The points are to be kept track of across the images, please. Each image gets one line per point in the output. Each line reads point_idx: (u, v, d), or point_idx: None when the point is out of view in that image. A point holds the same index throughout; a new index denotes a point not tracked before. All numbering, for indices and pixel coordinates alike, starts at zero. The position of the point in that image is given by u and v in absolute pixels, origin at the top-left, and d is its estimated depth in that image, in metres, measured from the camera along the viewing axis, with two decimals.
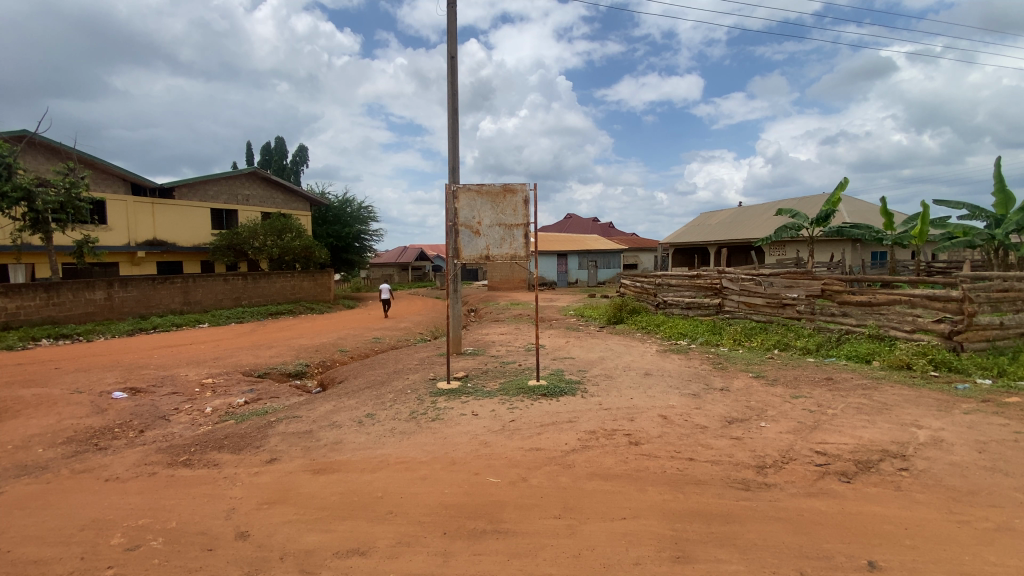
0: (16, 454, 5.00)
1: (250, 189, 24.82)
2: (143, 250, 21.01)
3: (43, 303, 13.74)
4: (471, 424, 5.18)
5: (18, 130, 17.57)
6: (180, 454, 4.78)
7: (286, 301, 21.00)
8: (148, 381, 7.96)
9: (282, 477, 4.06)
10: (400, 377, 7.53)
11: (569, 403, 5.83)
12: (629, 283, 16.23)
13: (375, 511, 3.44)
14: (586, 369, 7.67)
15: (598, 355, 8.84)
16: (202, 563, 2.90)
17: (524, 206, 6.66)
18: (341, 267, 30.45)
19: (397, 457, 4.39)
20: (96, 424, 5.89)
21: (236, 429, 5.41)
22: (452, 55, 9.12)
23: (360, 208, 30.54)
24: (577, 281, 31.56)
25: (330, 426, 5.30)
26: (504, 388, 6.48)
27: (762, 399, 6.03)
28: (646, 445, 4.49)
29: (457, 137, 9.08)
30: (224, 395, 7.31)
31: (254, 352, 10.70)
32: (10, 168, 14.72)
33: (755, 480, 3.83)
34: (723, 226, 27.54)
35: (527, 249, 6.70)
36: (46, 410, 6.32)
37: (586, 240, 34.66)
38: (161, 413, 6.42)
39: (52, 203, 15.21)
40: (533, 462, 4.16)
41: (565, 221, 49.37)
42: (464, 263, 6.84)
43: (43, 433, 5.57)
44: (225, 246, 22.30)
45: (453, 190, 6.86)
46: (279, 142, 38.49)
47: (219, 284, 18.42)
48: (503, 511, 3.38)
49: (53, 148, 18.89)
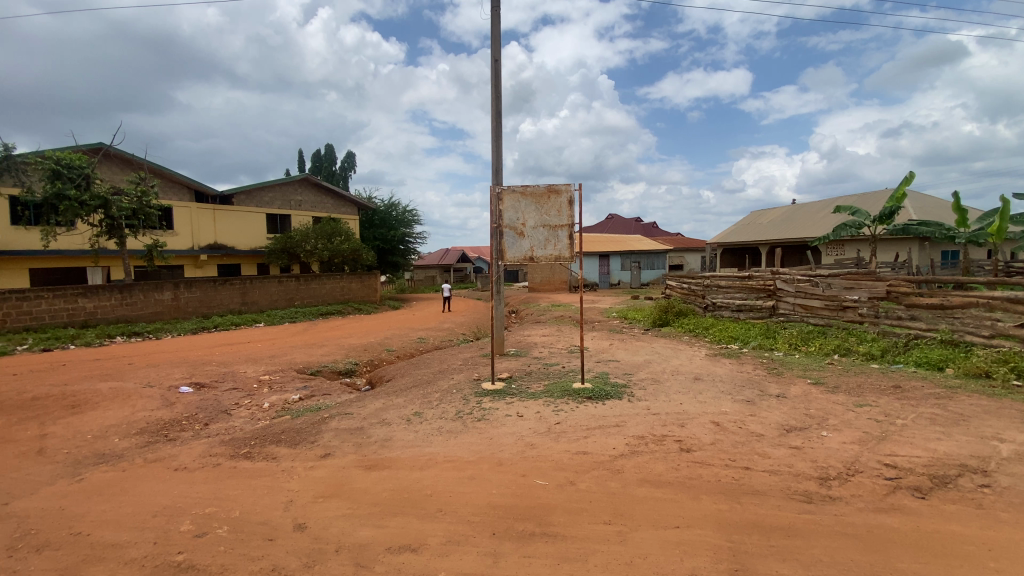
0: (96, 443, 5.42)
1: (301, 195, 25.93)
2: (205, 254, 22.26)
3: (117, 303, 14.86)
4: (517, 425, 5.16)
5: (95, 143, 19.10)
6: (241, 447, 5.01)
7: (336, 302, 21.76)
8: (210, 377, 8.43)
9: (336, 472, 4.18)
10: (445, 377, 7.61)
11: (616, 408, 5.69)
12: (675, 285, 15.82)
13: (426, 509, 3.49)
14: (632, 373, 7.50)
15: (645, 359, 8.62)
16: (264, 552, 3.03)
17: (569, 207, 6.60)
18: (387, 270, 31.12)
19: (445, 456, 4.43)
20: (166, 417, 6.28)
21: (292, 425, 5.62)
22: (496, 58, 9.17)
23: (405, 212, 31.29)
24: (620, 283, 31.14)
25: (379, 423, 5.43)
26: (548, 391, 6.43)
27: (822, 406, 5.72)
28: (698, 453, 4.34)
29: (500, 138, 9.13)
30: (280, 391, 7.65)
31: (306, 350, 11.12)
32: (89, 179, 16.15)
33: (818, 493, 3.62)
34: (774, 226, 26.36)
35: (572, 250, 6.62)
36: (122, 402, 6.83)
37: (629, 240, 34.14)
38: (223, 407, 6.77)
39: (125, 210, 16.43)
40: (581, 466, 4.10)
41: (606, 222, 48.70)
42: (507, 265, 6.87)
43: (119, 424, 6.00)
44: (279, 250, 23.34)
45: (497, 193, 6.90)
46: (329, 149, 40.19)
47: (274, 285, 19.28)
48: (552, 514, 3.35)
49: (127, 159, 20.40)
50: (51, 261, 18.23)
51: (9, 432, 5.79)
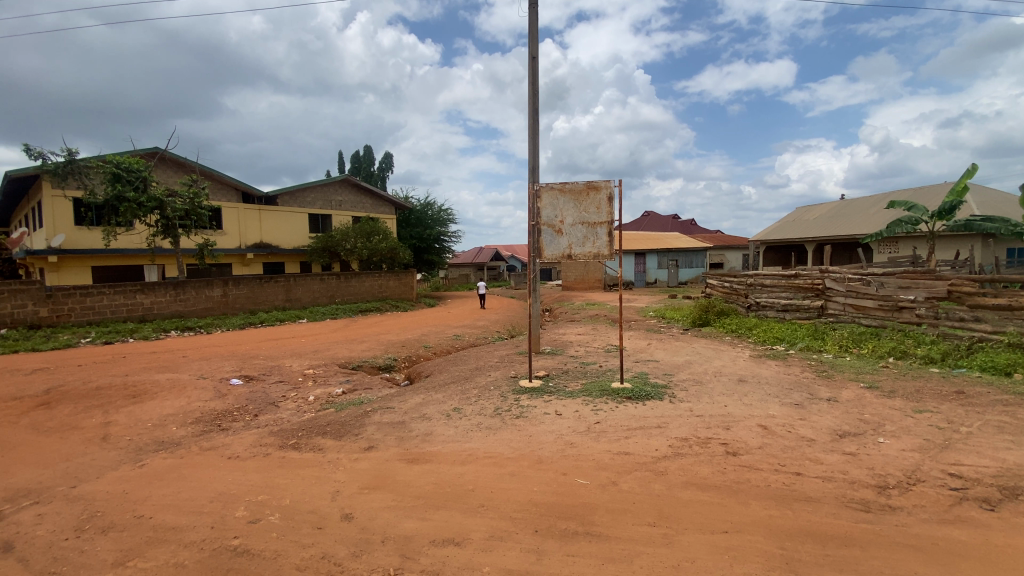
0: (155, 431, 5.73)
1: (341, 195, 26.64)
2: (252, 252, 23.17)
3: (171, 299, 15.69)
4: (556, 423, 5.14)
5: (151, 148, 20.19)
6: (289, 437, 5.19)
7: (374, 299, 22.30)
8: (258, 370, 8.78)
9: (380, 464, 4.27)
10: (482, 374, 7.66)
11: (657, 409, 5.58)
12: (716, 284, 15.39)
13: (468, 503, 3.52)
14: (673, 373, 7.35)
15: (685, 359, 8.43)
16: (314, 540, 3.13)
17: (608, 204, 6.50)
18: (422, 268, 31.56)
19: (485, 452, 4.46)
20: (218, 407, 6.58)
21: (336, 417, 5.79)
22: (532, 55, 9.15)
23: (440, 211, 31.69)
24: (656, 282, 30.59)
25: (420, 418, 5.51)
26: (586, 389, 6.37)
27: (878, 412, 5.43)
28: (745, 456, 4.21)
29: (537, 135, 9.10)
30: (324, 385, 7.90)
31: (347, 346, 11.43)
32: (146, 181, 17.11)
33: (876, 501, 3.44)
34: (822, 222, 25.24)
35: (611, 247, 6.53)
36: (178, 392, 7.21)
37: (666, 237, 33.42)
38: (271, 399, 7.04)
39: (179, 210, 17.34)
40: (623, 466, 4.04)
41: (642, 219, 47.87)
42: (545, 262, 6.84)
43: (176, 413, 6.33)
44: (320, 248, 24.06)
45: (535, 190, 6.88)
46: (367, 150, 41.18)
47: (316, 283, 19.91)
48: (594, 513, 3.31)
49: (180, 163, 21.49)
50: (112, 260, 19.39)
51: (77, 419, 6.20)
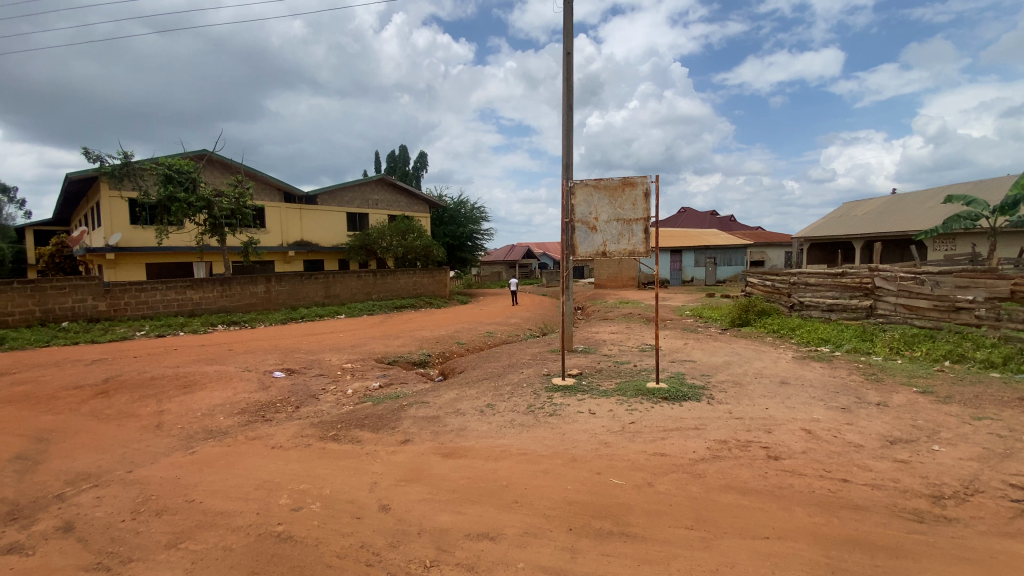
0: (205, 420, 6.02)
1: (377, 194, 27.22)
2: (293, 250, 23.96)
3: (218, 295, 16.42)
4: (590, 422, 5.10)
5: (199, 150, 21.15)
6: (329, 429, 5.36)
7: (409, 296, 22.70)
8: (299, 363, 9.11)
9: (416, 458, 4.35)
10: (515, 371, 7.68)
11: (694, 410, 5.45)
12: (756, 282, 14.91)
13: (502, 499, 3.54)
14: (710, 374, 7.17)
15: (723, 359, 8.21)
16: (354, 529, 3.22)
17: (644, 200, 6.39)
18: (455, 266, 31.85)
19: (519, 448, 4.47)
20: (262, 399, 6.86)
21: (373, 410, 5.94)
22: (567, 51, 9.08)
23: (474, 209, 31.95)
24: (693, 280, 29.93)
25: (454, 413, 5.58)
26: (621, 389, 6.29)
27: (931, 418, 5.15)
28: (788, 461, 4.07)
29: (571, 131, 9.04)
30: (362, 378, 8.12)
31: (383, 341, 11.69)
32: (195, 182, 17.97)
33: (930, 512, 3.26)
34: (869, 218, 24.08)
35: (647, 244, 6.41)
36: (226, 383, 7.55)
37: (703, 234, 32.61)
38: (312, 392, 7.28)
39: (225, 210, 18.14)
40: (659, 467, 3.97)
41: (678, 215, 46.84)
42: (579, 260, 6.81)
43: (224, 403, 6.63)
44: (357, 246, 24.64)
45: (569, 187, 6.84)
46: (402, 149, 41.93)
47: (353, 280, 20.42)
48: (630, 514, 3.27)
49: (226, 164, 22.42)
50: (164, 257, 20.45)
51: (133, 407, 6.58)
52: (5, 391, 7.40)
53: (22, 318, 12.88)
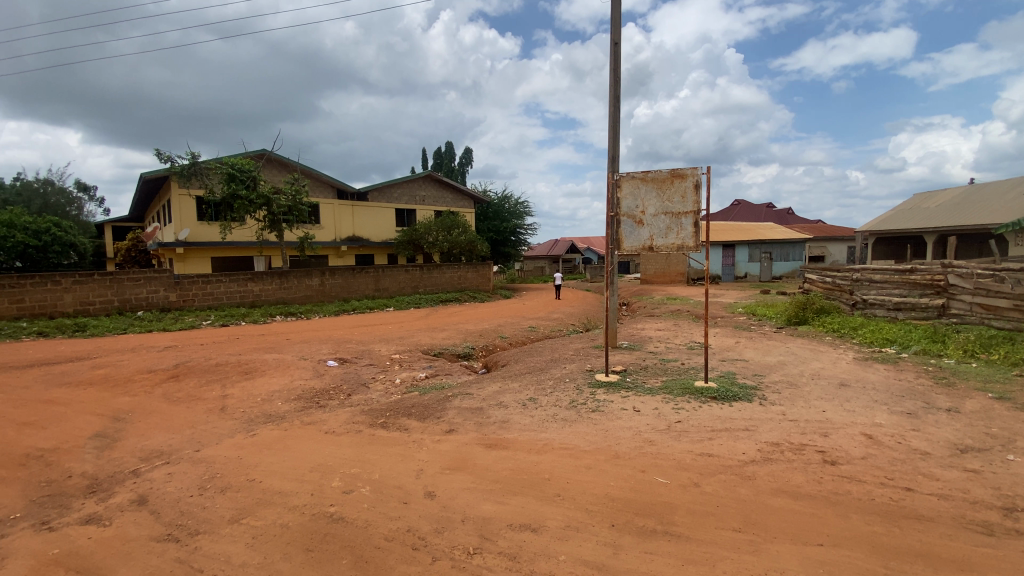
0: (265, 404, 6.41)
1: (424, 189, 27.79)
2: (346, 245, 24.85)
3: (276, 287, 17.31)
4: (634, 420, 5.04)
5: (258, 150, 22.30)
6: (378, 417, 5.56)
7: (454, 290, 23.10)
8: (350, 353, 9.49)
9: (460, 447, 4.46)
10: (558, 366, 7.68)
11: (745, 411, 5.27)
12: (815, 279, 14.17)
13: (544, 491, 3.57)
14: (763, 374, 6.89)
15: (778, 359, 7.85)
16: (401, 513, 3.34)
17: (695, 192, 6.19)
18: (499, 260, 32.04)
19: (561, 443, 4.48)
20: (317, 386, 7.22)
21: (420, 400, 6.13)
22: (615, 41, 8.91)
23: (518, 204, 32.03)
24: (746, 275, 28.81)
25: (497, 405, 5.66)
26: (667, 387, 6.17)
27: (1010, 426, 4.73)
28: (846, 466, 3.86)
29: (618, 124, 8.88)
30: (409, 369, 8.38)
31: (429, 333, 11.97)
32: (255, 180, 19.00)
33: (1002, 524, 3.02)
34: (942, 210, 22.29)
35: (697, 238, 6.22)
36: (283, 371, 7.99)
37: (757, 228, 31.19)
38: (362, 380, 7.59)
39: (283, 207, 19.12)
40: (706, 468, 3.88)
41: (731, 208, 45.11)
42: (625, 254, 6.71)
43: (282, 389, 7.03)
44: (405, 241, 25.28)
45: (615, 180, 6.75)
46: (448, 146, 42.61)
47: (401, 273, 20.98)
48: (675, 514, 3.22)
49: (283, 163, 23.53)
50: (228, 251, 21.75)
51: (201, 391, 7.08)
52: (90, 374, 8.13)
53: (103, 307, 14.07)
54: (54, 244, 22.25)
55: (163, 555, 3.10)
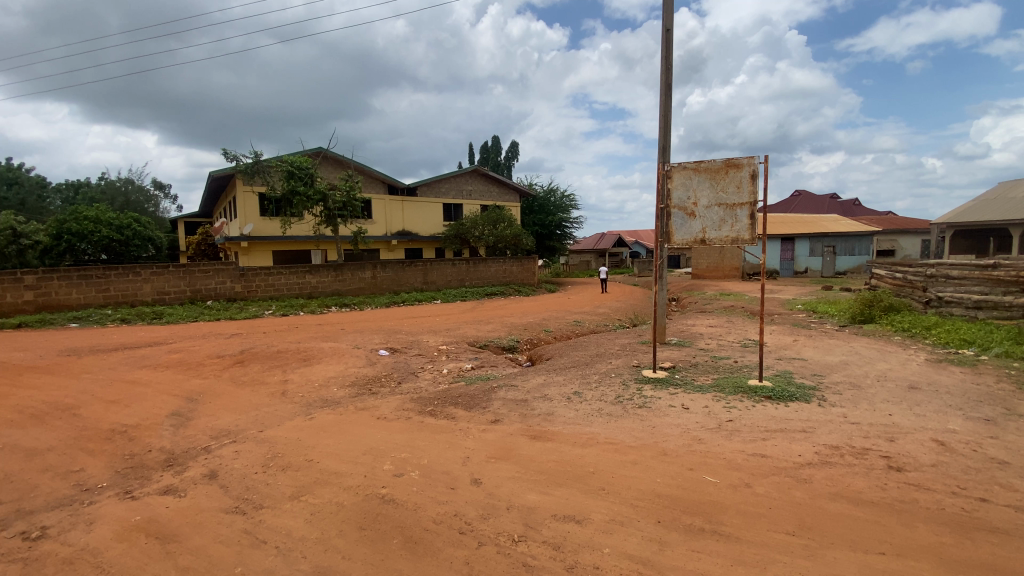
0: (321, 389, 6.76)
1: (471, 184, 28.12)
2: (396, 239, 25.54)
3: (332, 280, 18.09)
4: (682, 417, 4.94)
5: (315, 148, 23.29)
6: (427, 405, 5.73)
7: (499, 284, 23.29)
8: (400, 344, 9.79)
9: (505, 437, 4.53)
10: (603, 361, 7.61)
11: (802, 412, 5.04)
12: (884, 275, 13.26)
13: (589, 484, 3.57)
14: (822, 374, 6.54)
15: (840, 359, 7.42)
16: (448, 498, 3.45)
17: (751, 182, 5.94)
18: (544, 254, 31.96)
19: (606, 437, 4.46)
20: (369, 373, 7.53)
21: (466, 390, 6.27)
22: (667, 27, 8.65)
23: (564, 197, 31.81)
24: (807, 270, 27.34)
25: (542, 398, 5.70)
26: (718, 385, 5.99)
27: None
28: (913, 473, 3.63)
29: (669, 113, 8.62)
30: (456, 359, 8.57)
31: (475, 326, 12.17)
32: (312, 177, 19.85)
33: None
34: None
35: (753, 231, 5.97)
36: (338, 358, 8.38)
37: (819, 220, 29.47)
38: (412, 369, 7.85)
39: (339, 202, 19.92)
40: (758, 468, 3.75)
41: (790, 199, 42.85)
42: (675, 247, 6.55)
43: (337, 376, 7.38)
44: (452, 235, 25.68)
45: (666, 171, 6.58)
46: (495, 140, 42.88)
47: (448, 267, 21.38)
48: (724, 513, 3.14)
49: (338, 160, 24.45)
50: (287, 245, 22.91)
51: (264, 375, 7.56)
52: (166, 357, 8.85)
53: (177, 296, 15.21)
54: (134, 238, 24.21)
55: (231, 526, 3.36)
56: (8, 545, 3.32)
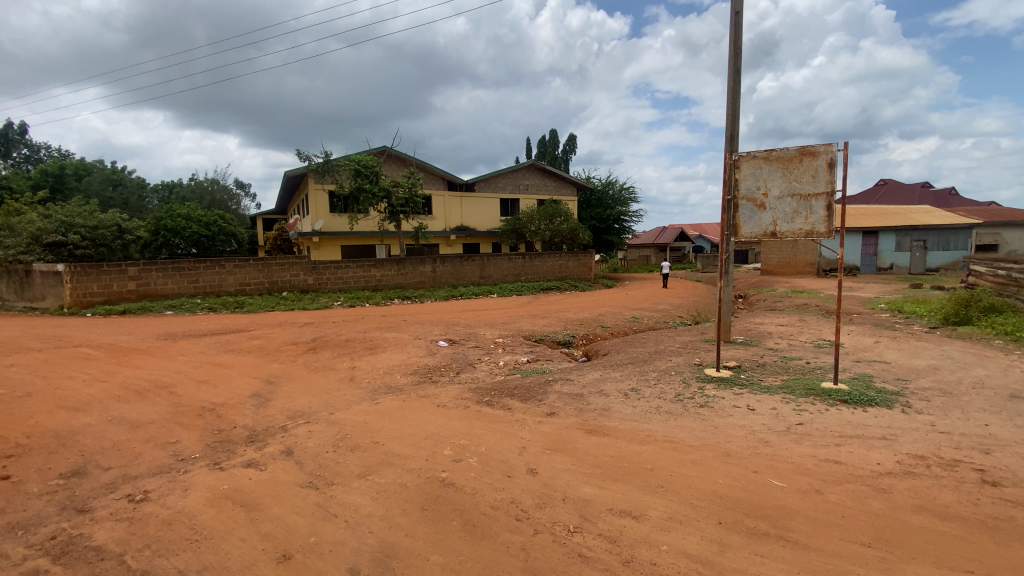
0: (385, 377, 7.10)
1: (528, 178, 28.19)
2: (455, 234, 26.11)
3: (395, 273, 18.83)
4: (747, 418, 4.74)
5: (379, 148, 24.30)
6: (484, 395, 5.87)
7: (555, 279, 23.24)
8: (459, 336, 10.06)
9: (560, 430, 4.56)
10: (663, 358, 7.42)
11: (882, 418, 4.68)
12: (984, 272, 11.98)
13: (647, 481, 3.53)
14: (908, 379, 6.03)
15: (928, 364, 6.80)
16: (505, 485, 3.54)
17: (828, 171, 5.54)
18: (601, 249, 31.46)
19: (665, 435, 4.38)
20: (429, 363, 7.80)
21: (523, 382, 6.36)
22: (736, 9, 8.23)
23: (623, 190, 31.16)
24: (892, 266, 25.21)
25: (598, 393, 5.66)
26: (788, 386, 5.68)
27: None
28: (1012, 490, 3.29)
29: (737, 100, 8.23)
30: (512, 352, 8.69)
31: (531, 320, 12.25)
32: (377, 175, 20.71)
33: None
34: None
35: (830, 223, 5.58)
36: (401, 348, 8.75)
37: (907, 212, 26.97)
38: (469, 360, 8.05)
39: (401, 198, 20.66)
40: (830, 475, 3.55)
41: (874, 189, 39.54)
42: (742, 241, 6.29)
43: (399, 364, 7.72)
44: (509, 230, 25.87)
45: (734, 160, 6.31)
46: (553, 134, 42.68)
47: (505, 262, 21.59)
48: (791, 519, 3.01)
49: (401, 158, 25.36)
50: (353, 240, 24.05)
51: (333, 362, 8.04)
52: (248, 343, 9.62)
53: (256, 287, 16.41)
54: (220, 234, 26.37)
55: (305, 499, 3.62)
56: (117, 505, 3.78)
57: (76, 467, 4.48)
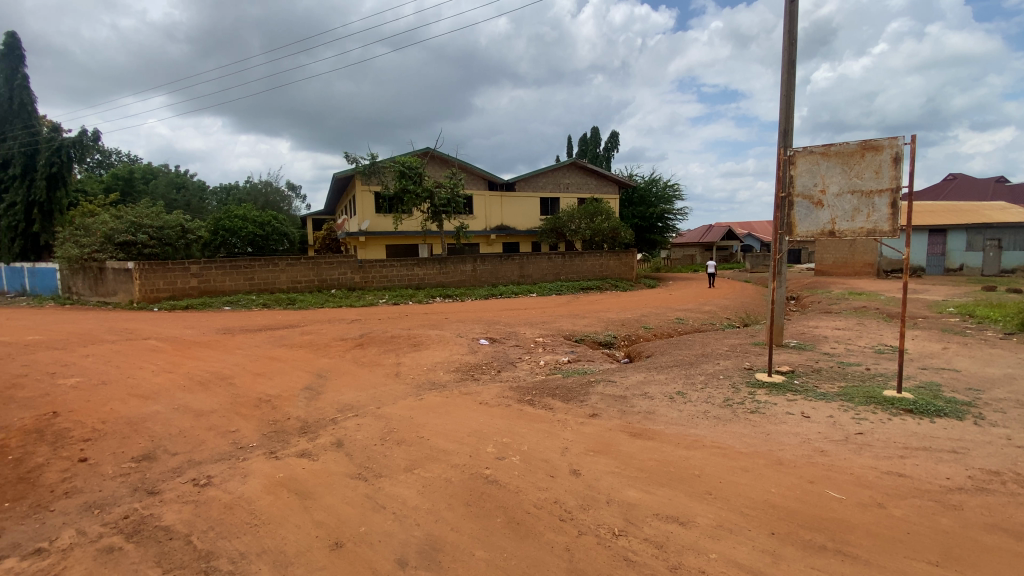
0: (428, 373, 7.24)
1: (569, 177, 28.03)
2: (495, 233, 26.30)
3: (437, 272, 19.18)
4: (801, 425, 4.54)
5: (422, 149, 24.81)
6: (526, 394, 5.89)
7: (596, 278, 22.99)
8: (499, 334, 10.12)
9: (604, 431, 4.52)
10: (710, 361, 7.20)
11: (952, 430, 4.37)
12: None
13: (694, 487, 3.45)
14: (982, 389, 5.59)
15: (1005, 373, 6.29)
16: (548, 485, 3.54)
17: (892, 166, 5.23)
18: (644, 248, 30.89)
19: (712, 440, 4.26)
20: (471, 361, 7.90)
21: (565, 382, 6.34)
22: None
23: (667, 188, 30.42)
24: (962, 267, 23.41)
25: (642, 396, 5.56)
26: (846, 394, 5.39)
27: None
28: None
29: (791, 92, 7.88)
30: (553, 352, 8.68)
31: (572, 319, 12.17)
32: (420, 175, 21.15)
33: None
34: None
35: (894, 222, 5.25)
36: (443, 345, 8.90)
37: (981, 209, 24.98)
38: (510, 359, 8.10)
39: (444, 198, 21.01)
40: (894, 488, 3.34)
41: (942, 184, 36.88)
42: (797, 240, 6.01)
43: (442, 361, 7.86)
44: (549, 229, 25.80)
45: (788, 156, 6.05)
46: (595, 132, 42.20)
47: (545, 261, 21.56)
48: (850, 532, 2.86)
49: (444, 159, 25.79)
50: (397, 240, 24.66)
51: (379, 358, 8.28)
52: (299, 338, 10.05)
53: (306, 285, 17.11)
54: (273, 233, 27.63)
55: (355, 490, 3.76)
56: (183, 488, 4.05)
57: (146, 451, 4.83)
